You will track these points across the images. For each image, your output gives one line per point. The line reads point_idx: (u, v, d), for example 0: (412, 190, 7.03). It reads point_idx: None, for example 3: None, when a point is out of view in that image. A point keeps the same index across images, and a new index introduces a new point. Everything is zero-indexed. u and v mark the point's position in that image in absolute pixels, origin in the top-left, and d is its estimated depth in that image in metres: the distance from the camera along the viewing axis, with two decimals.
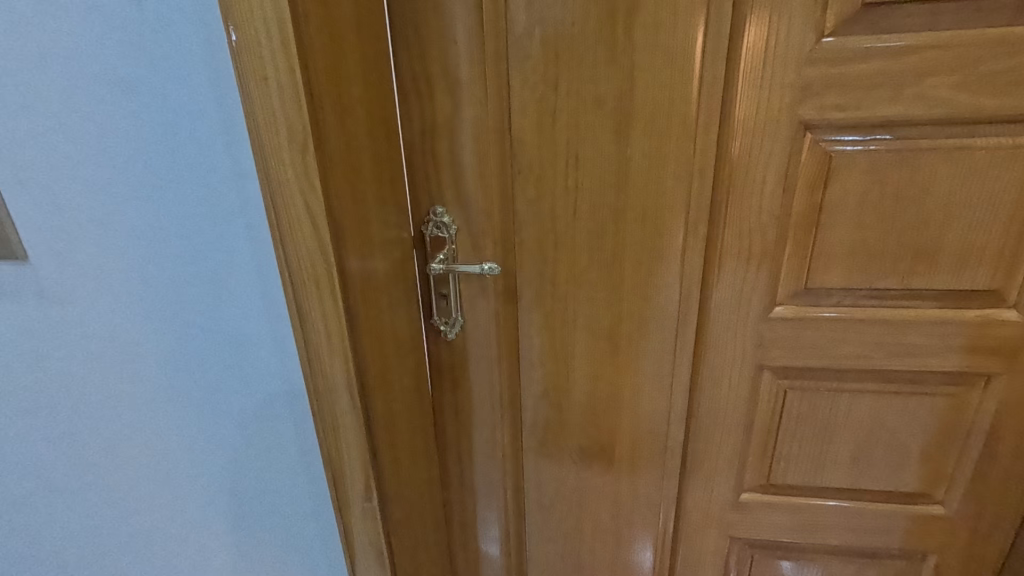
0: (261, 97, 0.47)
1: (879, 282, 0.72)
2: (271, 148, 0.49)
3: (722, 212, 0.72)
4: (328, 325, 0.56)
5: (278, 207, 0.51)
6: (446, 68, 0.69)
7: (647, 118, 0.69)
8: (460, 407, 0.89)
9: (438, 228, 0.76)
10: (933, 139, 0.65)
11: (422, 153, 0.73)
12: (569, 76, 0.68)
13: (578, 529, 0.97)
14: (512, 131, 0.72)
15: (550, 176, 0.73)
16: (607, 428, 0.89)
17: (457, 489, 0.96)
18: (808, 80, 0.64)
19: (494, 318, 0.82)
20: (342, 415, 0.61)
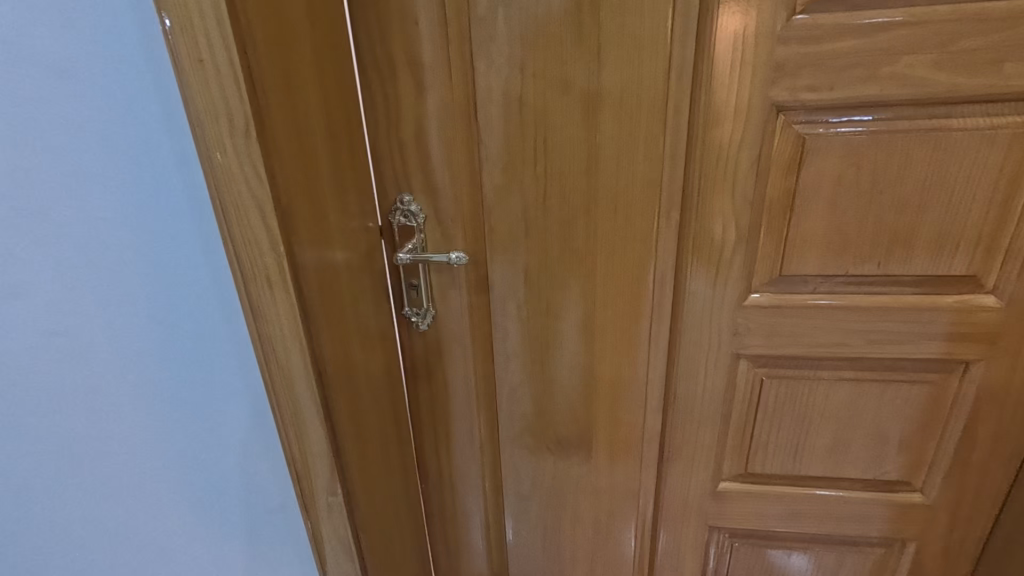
0: (197, 82, 0.45)
1: (844, 261, 0.71)
2: (211, 137, 0.47)
3: (694, 199, 0.70)
4: (282, 318, 0.54)
5: (224, 199, 0.49)
6: (408, 52, 0.67)
7: (616, 103, 0.67)
8: (435, 398, 0.88)
9: (406, 216, 0.74)
10: (909, 121, 0.63)
11: (388, 140, 0.71)
12: (536, 58, 0.66)
13: (558, 520, 0.97)
14: (478, 117, 0.70)
15: (519, 163, 0.71)
16: (584, 419, 0.87)
17: (435, 480, 0.95)
18: (780, 60, 0.62)
19: (465, 308, 0.80)
20: (302, 410, 0.60)
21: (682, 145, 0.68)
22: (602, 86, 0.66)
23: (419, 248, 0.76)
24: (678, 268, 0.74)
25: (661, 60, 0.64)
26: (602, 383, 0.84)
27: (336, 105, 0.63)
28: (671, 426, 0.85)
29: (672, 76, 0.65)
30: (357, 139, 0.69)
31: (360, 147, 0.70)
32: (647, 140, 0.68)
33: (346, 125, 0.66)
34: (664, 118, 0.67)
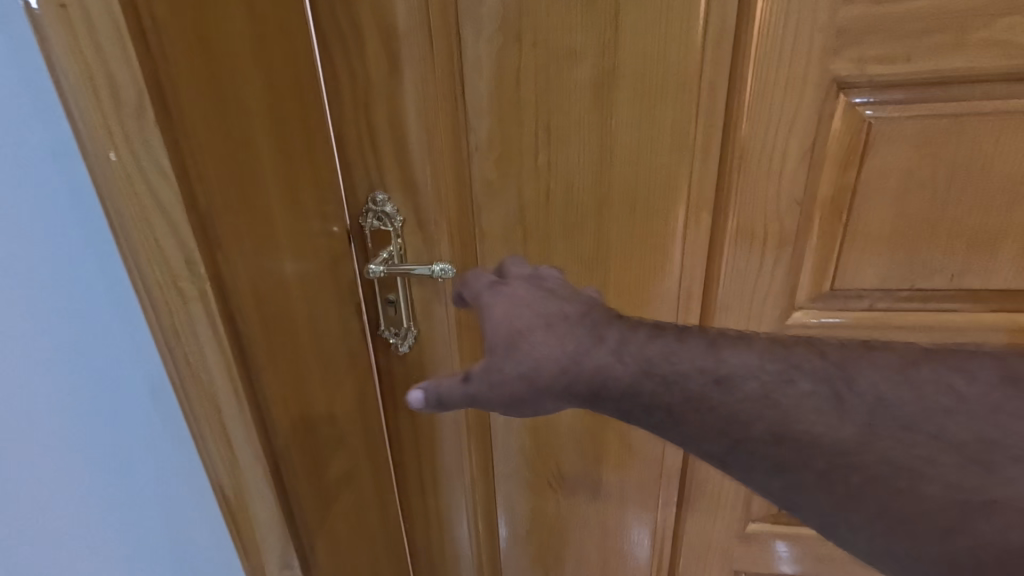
0: (60, 33, 0.31)
1: (873, 267, 0.59)
2: (88, 114, 0.33)
3: (728, 199, 0.58)
4: (208, 357, 0.41)
5: (114, 202, 0.35)
6: (378, 14, 0.53)
7: (635, 80, 0.54)
8: (420, 430, 0.75)
9: (379, 219, 0.61)
10: (1002, 100, 0.51)
11: (355, 125, 0.57)
12: (537, 23, 0.53)
13: (561, 563, 0.85)
14: (466, 98, 0.57)
15: (516, 154, 0.59)
16: (592, 449, 0.76)
17: (420, 520, 0.83)
18: (844, 23, 0.50)
19: (453, 327, 0.67)
20: (244, 473, 0.46)
21: (716, 132, 0.55)
22: (619, 60, 0.54)
23: (398, 256, 0.62)
24: (707, 281, 0.62)
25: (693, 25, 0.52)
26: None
27: (286, 82, 0.50)
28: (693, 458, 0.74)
29: (707, 46, 0.52)
30: (317, 126, 0.56)
31: (322, 134, 0.57)
32: (672, 127, 0.55)
33: (300, 107, 0.52)
34: (694, 99, 0.54)
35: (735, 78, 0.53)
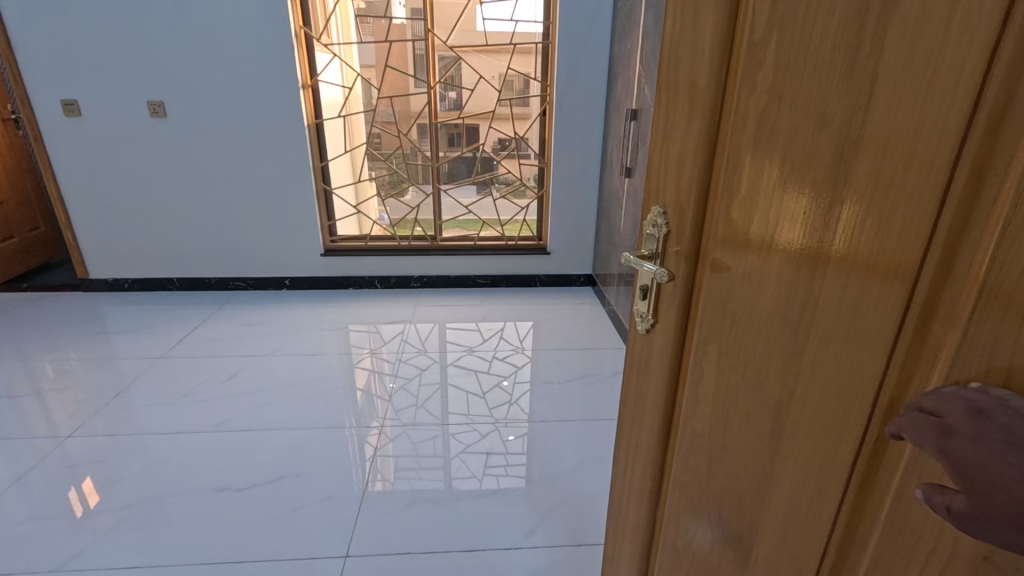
0: None
1: (869, 298, 0.51)
2: None
3: (938, 373, 0.46)
4: None
5: None
6: (716, 55, 0.67)
7: (855, 110, 0.51)
8: (641, 393, 0.93)
9: (655, 225, 0.80)
10: None
11: (663, 147, 0.78)
12: (795, 76, 0.57)
13: (645, 542, 0.99)
14: (732, 142, 0.66)
15: (754, 198, 0.65)
16: (780, 394, 0.65)
17: (620, 467, 1.07)
18: None
19: (672, 342, 0.83)
20: None
21: (966, 237, 0.43)
22: (888, 119, 0.48)
23: (662, 252, 0.81)
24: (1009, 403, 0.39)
25: (983, 107, 0.41)
26: (794, 384, 0.62)
27: None
28: (840, 450, 0.57)
29: (985, 140, 0.41)
30: None
31: None
32: (901, 220, 0.47)
33: None
34: (908, 145, 0.46)
35: (983, 200, 0.41)
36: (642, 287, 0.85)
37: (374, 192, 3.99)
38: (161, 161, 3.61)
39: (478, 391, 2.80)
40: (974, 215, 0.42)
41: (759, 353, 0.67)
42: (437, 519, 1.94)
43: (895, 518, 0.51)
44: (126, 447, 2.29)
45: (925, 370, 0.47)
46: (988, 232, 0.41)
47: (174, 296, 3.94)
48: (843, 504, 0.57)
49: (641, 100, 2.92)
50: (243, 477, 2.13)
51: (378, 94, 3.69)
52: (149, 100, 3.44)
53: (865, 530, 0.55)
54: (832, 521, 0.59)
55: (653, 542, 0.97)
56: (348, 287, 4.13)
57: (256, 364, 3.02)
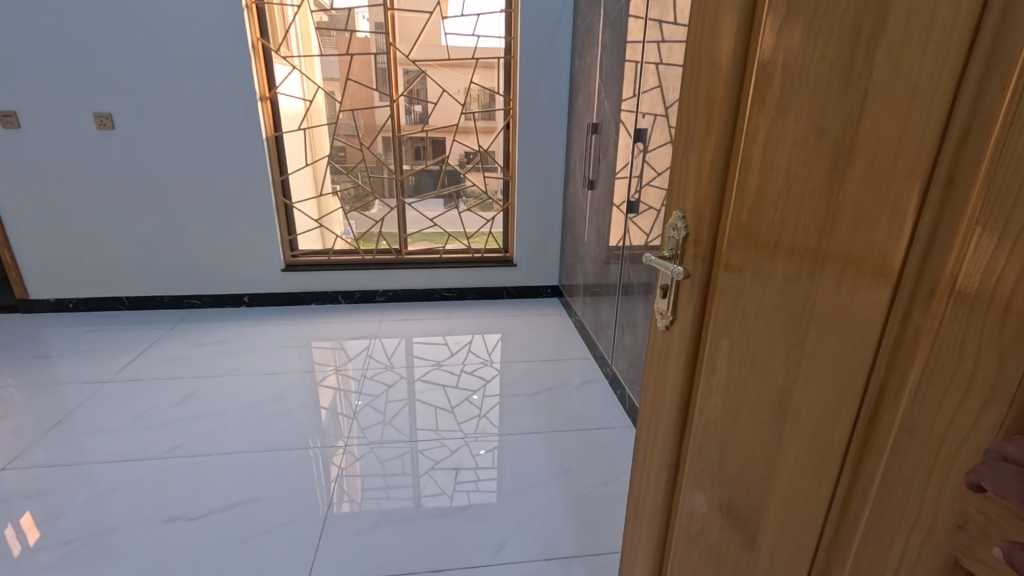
0: None
1: (862, 289, 0.57)
2: None
3: (921, 354, 0.51)
4: None
5: None
6: (732, 77, 0.75)
7: (848, 123, 0.58)
8: (660, 386, 1.00)
9: (677, 229, 0.89)
10: None
11: (685, 158, 0.87)
12: (796, 94, 0.65)
13: (661, 533, 1.04)
14: (744, 153, 0.74)
15: (761, 203, 0.71)
16: (782, 381, 0.70)
17: (639, 462, 1.11)
18: None
19: (688, 336, 0.90)
20: None
21: (940, 233, 0.49)
22: (878, 131, 0.54)
23: (681, 253, 0.89)
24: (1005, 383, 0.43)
25: (954, 120, 0.47)
26: (795, 372, 0.68)
27: None
28: (836, 428, 0.62)
29: (956, 146, 0.47)
30: None
31: None
32: (889, 219, 0.54)
33: None
34: (894, 153, 0.53)
35: (957, 198, 0.47)
36: (663, 285, 0.93)
37: (337, 205, 3.92)
38: (110, 174, 3.45)
39: (446, 406, 2.76)
40: (948, 214, 0.48)
41: (765, 345, 0.73)
42: (403, 540, 1.89)
43: (885, 490, 0.55)
44: (70, 478, 2.14)
45: (909, 352, 0.53)
46: (960, 230, 0.47)
47: (123, 316, 3.74)
48: (838, 481, 0.62)
49: (602, 114, 2.98)
50: (199, 505, 2.02)
51: (340, 107, 3.65)
52: (97, 111, 3.29)
53: (857, 505, 0.59)
54: (826, 497, 0.63)
55: (669, 532, 1.02)
56: (310, 303, 4.02)
57: (212, 386, 2.89)
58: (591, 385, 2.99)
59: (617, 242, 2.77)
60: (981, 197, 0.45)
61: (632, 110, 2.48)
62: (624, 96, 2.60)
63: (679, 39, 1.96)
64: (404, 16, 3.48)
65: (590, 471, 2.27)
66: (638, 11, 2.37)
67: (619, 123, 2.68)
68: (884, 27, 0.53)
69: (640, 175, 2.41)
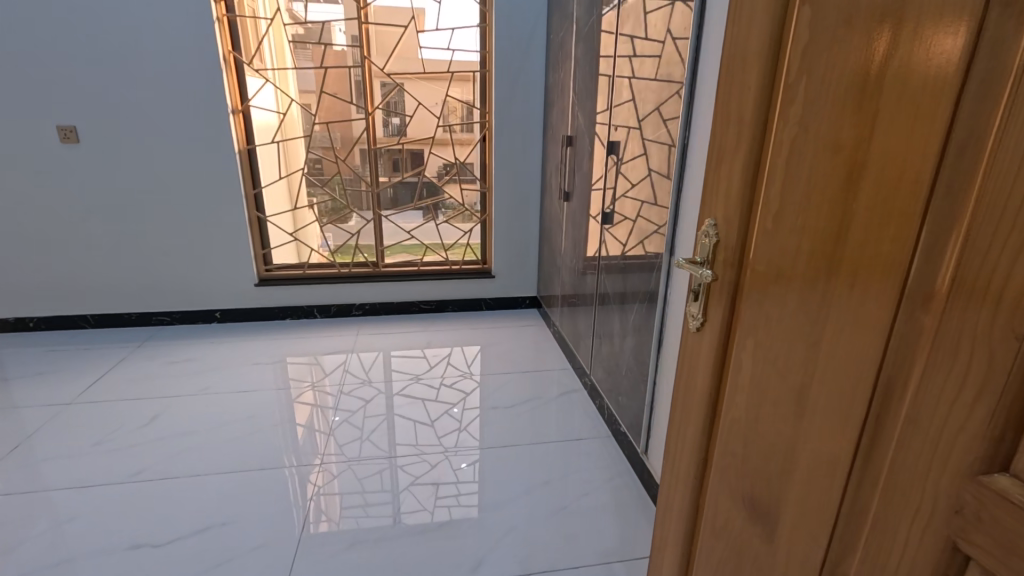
0: None
1: (871, 289, 0.60)
2: None
3: (923, 353, 0.53)
4: None
5: None
6: (758, 93, 0.78)
7: (863, 134, 0.60)
8: (689, 389, 1.01)
9: (709, 235, 0.91)
10: None
11: (717, 167, 0.89)
12: (816, 106, 0.67)
13: (690, 534, 1.04)
14: (771, 163, 0.76)
15: (784, 209, 0.74)
16: (799, 382, 0.72)
17: (666, 464, 1.12)
18: None
19: (716, 340, 0.92)
20: None
21: (940, 234, 0.51)
22: (890, 139, 0.57)
23: (712, 259, 0.91)
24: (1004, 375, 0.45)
25: (957, 129, 0.50)
26: (813, 371, 0.69)
27: None
28: (849, 424, 0.63)
29: (957, 154, 0.50)
30: None
31: None
32: (895, 222, 0.56)
33: None
34: (902, 160, 0.55)
35: (955, 204, 0.50)
36: (694, 289, 0.95)
37: (313, 218, 3.87)
38: (74, 189, 3.33)
39: (425, 420, 2.73)
40: (948, 215, 0.51)
41: (785, 347, 0.75)
42: (381, 559, 1.85)
43: (892, 481, 0.57)
44: (31, 507, 2.03)
45: (913, 349, 0.55)
46: (957, 231, 0.49)
47: (88, 335, 3.60)
48: (852, 472, 0.63)
49: (576, 127, 3.03)
50: (166, 531, 1.94)
51: (314, 120, 3.61)
52: (61, 124, 3.19)
53: (865, 498, 0.61)
54: (840, 492, 0.65)
55: (696, 532, 1.03)
56: (285, 318, 3.94)
57: (183, 405, 2.80)
58: (571, 396, 2.99)
59: (593, 253, 2.80)
60: (976, 201, 0.48)
61: (606, 123, 2.53)
62: (598, 109, 2.64)
63: (650, 54, 2.01)
64: (378, 30, 3.49)
65: (572, 482, 2.27)
66: (610, 27, 2.42)
67: (593, 136, 2.73)
68: (897, 46, 0.56)
69: (614, 187, 2.46)
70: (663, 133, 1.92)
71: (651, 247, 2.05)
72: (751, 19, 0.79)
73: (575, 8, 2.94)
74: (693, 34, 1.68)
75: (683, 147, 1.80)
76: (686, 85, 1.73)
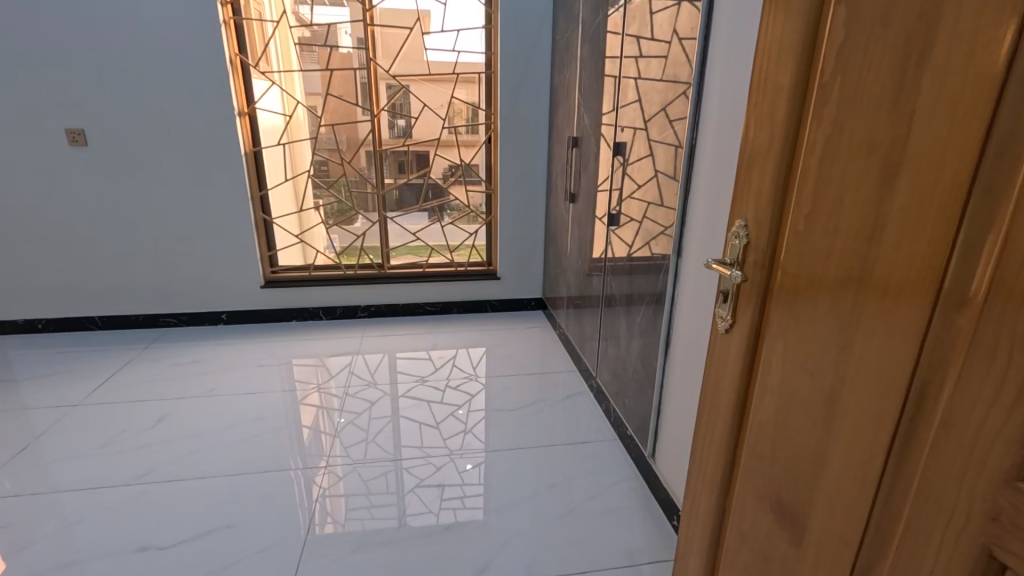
0: None
1: (903, 291, 0.58)
2: None
3: (958, 358, 0.52)
4: None
5: None
6: (791, 92, 0.76)
7: (900, 134, 0.59)
8: (717, 392, 0.99)
9: (740, 237, 0.89)
10: None
11: (748, 166, 0.87)
12: (852, 104, 0.65)
13: (717, 538, 1.02)
14: (803, 162, 0.74)
15: (815, 209, 0.72)
16: (829, 386, 0.70)
17: (693, 467, 1.10)
18: None
19: (745, 342, 0.90)
20: None
21: (978, 236, 0.50)
22: (928, 139, 0.55)
23: (743, 260, 0.89)
24: None
25: (997, 129, 0.48)
26: (844, 376, 0.67)
27: None
28: (879, 430, 0.62)
29: (997, 154, 0.48)
30: None
31: None
32: (930, 223, 0.55)
33: None
34: (940, 160, 0.54)
35: (995, 204, 0.48)
36: (723, 290, 0.93)
37: (318, 219, 3.87)
38: (82, 191, 3.35)
39: (431, 422, 2.72)
40: (986, 217, 0.49)
41: (815, 351, 0.73)
42: (386, 562, 1.83)
43: (924, 487, 0.56)
44: (38, 508, 2.04)
45: (946, 354, 0.53)
46: (997, 232, 0.48)
47: (96, 336, 3.61)
48: (882, 479, 0.61)
49: (581, 128, 3.01)
50: (169, 534, 1.93)
51: (320, 122, 3.62)
52: (69, 127, 3.21)
53: (897, 503, 0.59)
54: (870, 499, 0.63)
55: (723, 536, 1.01)
56: (291, 319, 3.94)
57: (189, 407, 2.80)
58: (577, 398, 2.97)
59: (599, 255, 2.78)
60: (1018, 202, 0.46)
61: (612, 124, 2.51)
62: (603, 110, 2.62)
63: (657, 54, 1.99)
64: (383, 32, 3.48)
65: (577, 486, 2.25)
66: (616, 27, 2.41)
67: (599, 137, 2.71)
68: (935, 43, 0.54)
69: (620, 188, 2.43)
70: (669, 133, 1.90)
71: (658, 249, 2.03)
72: (785, 18, 0.77)
73: (580, 9, 2.93)
74: (700, 33, 1.66)
75: (691, 148, 1.78)
76: (693, 86, 1.71)
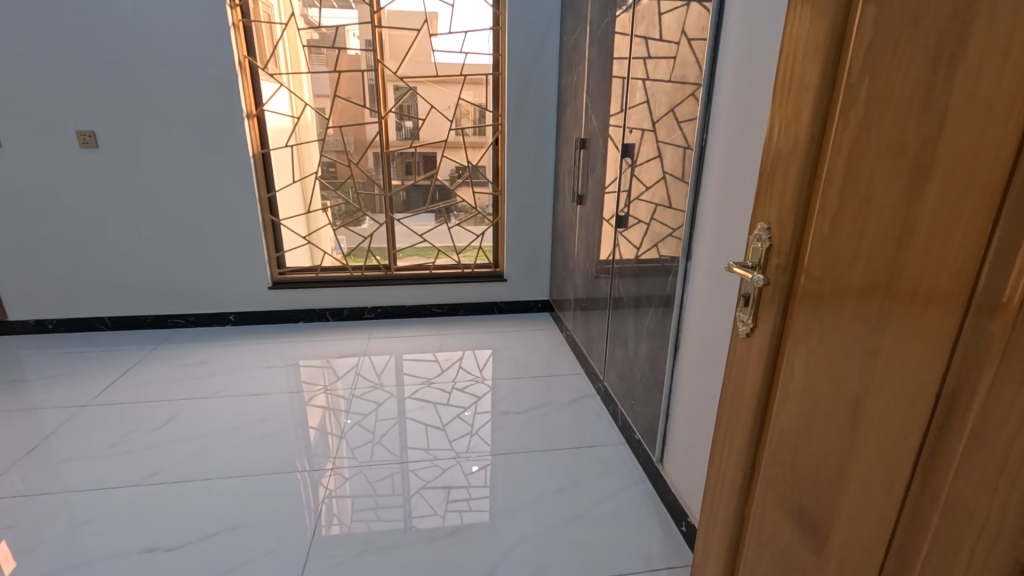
0: None
1: (933, 296, 0.56)
2: None
3: (994, 366, 0.50)
4: None
5: None
6: (817, 94, 0.74)
7: (930, 136, 0.57)
8: (736, 397, 0.97)
9: (762, 240, 0.87)
10: None
11: (771, 168, 0.85)
12: (881, 105, 0.63)
13: (736, 546, 1.00)
14: (828, 164, 0.73)
15: (841, 212, 0.70)
16: (854, 393, 0.68)
17: (711, 473, 1.08)
18: None
19: (767, 347, 0.88)
20: None
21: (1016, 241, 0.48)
22: (960, 141, 0.53)
23: (765, 264, 0.87)
24: None
25: None
26: (870, 383, 0.66)
27: None
28: (906, 438, 0.60)
29: None
30: None
31: None
32: (963, 227, 0.53)
33: None
34: (973, 162, 0.52)
35: None
36: (744, 295, 0.91)
37: (326, 221, 3.88)
38: (92, 192, 3.37)
39: (437, 424, 2.71)
40: None
41: (839, 357, 0.71)
42: (391, 565, 1.82)
43: (955, 499, 0.54)
44: (47, 507, 2.05)
45: (981, 363, 0.51)
46: None
47: (105, 336, 3.64)
48: (909, 489, 0.59)
49: (589, 129, 2.99)
50: (175, 535, 1.93)
51: (327, 124, 3.62)
52: (81, 128, 3.23)
53: (926, 514, 0.58)
54: (897, 509, 0.61)
55: (741, 543, 0.99)
56: (298, 320, 3.95)
57: (197, 407, 2.81)
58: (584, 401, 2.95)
59: (606, 257, 2.76)
60: None
61: (620, 125, 2.49)
62: (611, 111, 2.60)
63: (665, 54, 1.97)
64: (391, 33, 3.48)
65: (584, 489, 2.23)
66: (624, 28, 2.39)
67: (607, 138, 2.69)
68: (969, 42, 0.52)
69: (628, 190, 2.41)
70: (677, 135, 1.88)
71: (666, 251, 2.01)
72: (811, 17, 0.75)
73: (588, 10, 2.91)
74: (711, 33, 1.64)
75: (701, 149, 1.75)
76: (704, 86, 1.69)
